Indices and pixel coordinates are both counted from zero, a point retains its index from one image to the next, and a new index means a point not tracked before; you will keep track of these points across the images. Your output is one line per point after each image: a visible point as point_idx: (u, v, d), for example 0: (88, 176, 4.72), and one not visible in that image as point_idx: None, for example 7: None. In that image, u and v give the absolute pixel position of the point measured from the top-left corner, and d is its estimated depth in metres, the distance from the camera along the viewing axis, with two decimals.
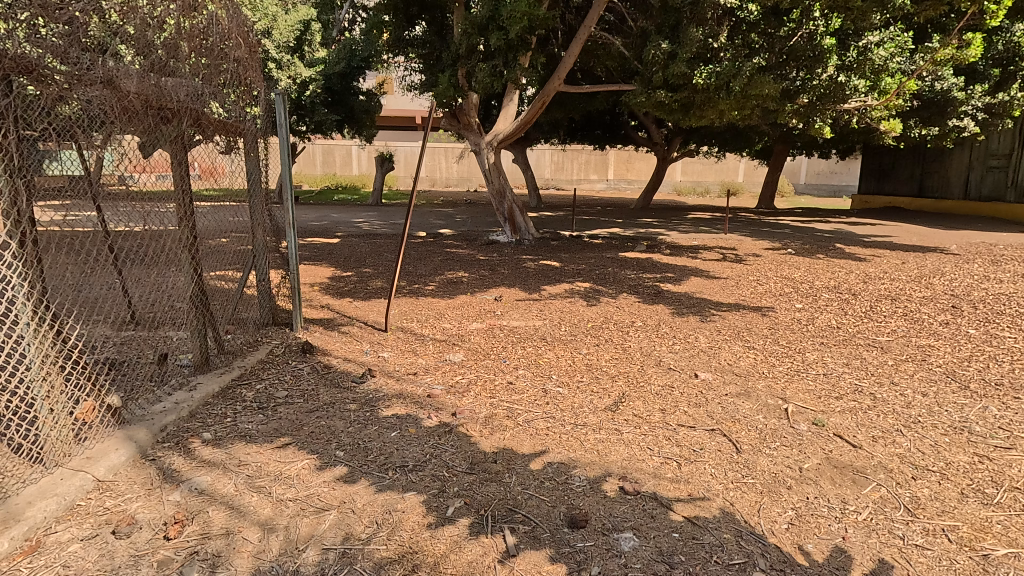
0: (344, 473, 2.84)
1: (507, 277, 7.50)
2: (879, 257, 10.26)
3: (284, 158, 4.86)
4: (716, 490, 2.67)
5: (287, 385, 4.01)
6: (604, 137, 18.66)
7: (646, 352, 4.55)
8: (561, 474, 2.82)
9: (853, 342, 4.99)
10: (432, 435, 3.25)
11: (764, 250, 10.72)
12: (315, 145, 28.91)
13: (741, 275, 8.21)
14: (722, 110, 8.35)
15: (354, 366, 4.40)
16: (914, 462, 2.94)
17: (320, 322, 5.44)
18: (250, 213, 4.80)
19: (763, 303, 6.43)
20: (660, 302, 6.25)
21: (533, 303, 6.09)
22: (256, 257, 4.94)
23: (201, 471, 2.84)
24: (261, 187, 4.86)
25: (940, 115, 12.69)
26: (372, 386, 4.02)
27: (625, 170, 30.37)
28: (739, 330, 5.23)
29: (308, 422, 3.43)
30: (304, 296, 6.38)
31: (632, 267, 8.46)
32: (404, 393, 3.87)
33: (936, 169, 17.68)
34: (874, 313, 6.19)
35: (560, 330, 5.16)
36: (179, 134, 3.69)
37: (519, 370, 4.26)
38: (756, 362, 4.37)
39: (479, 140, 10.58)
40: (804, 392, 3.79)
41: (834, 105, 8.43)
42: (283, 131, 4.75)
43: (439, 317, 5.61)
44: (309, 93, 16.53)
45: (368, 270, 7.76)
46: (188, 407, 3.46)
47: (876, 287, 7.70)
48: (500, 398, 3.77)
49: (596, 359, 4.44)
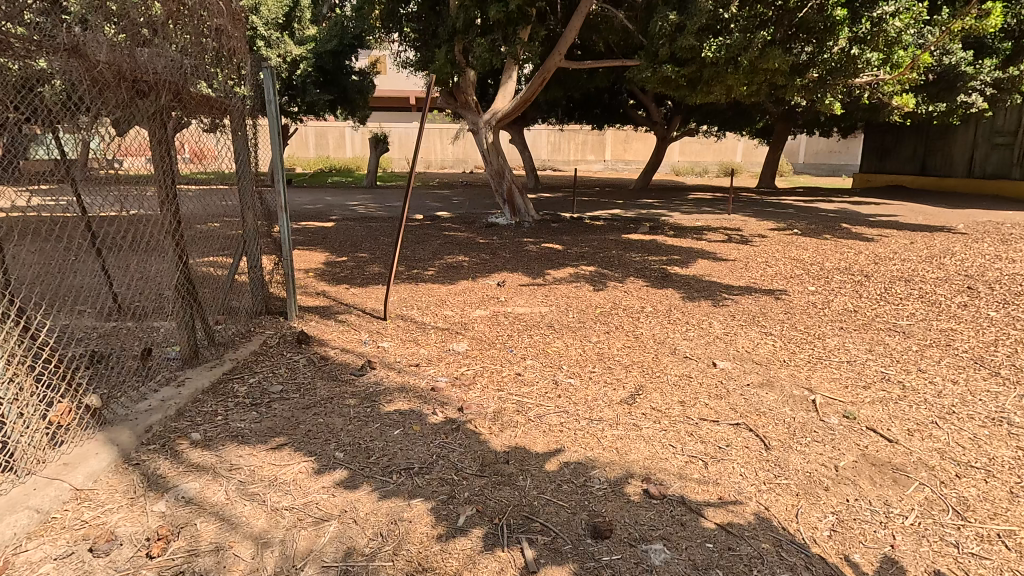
0: (344, 477, 2.63)
1: (509, 261, 7.26)
2: (886, 237, 10.07)
3: (273, 138, 4.54)
4: (748, 493, 2.48)
5: (282, 379, 3.80)
6: (603, 117, 18.34)
7: (659, 339, 4.33)
8: (579, 475, 2.62)
9: (873, 326, 4.78)
10: (438, 433, 3.04)
11: (769, 230, 10.50)
12: (308, 127, 28.40)
13: (748, 257, 8.00)
14: (729, 85, 8.01)
15: (353, 357, 4.18)
16: (955, 458, 2.75)
17: (316, 310, 5.21)
18: (240, 196, 4.53)
19: (775, 286, 6.24)
20: (670, 286, 6.01)
21: (537, 288, 5.85)
22: (248, 245, 4.70)
23: (189, 476, 2.62)
24: (250, 169, 4.58)
25: (949, 90, 12.49)
26: (372, 379, 3.80)
27: (622, 150, 29.93)
28: (754, 315, 5.01)
29: (305, 420, 3.20)
30: (299, 283, 6.12)
31: (636, 249, 8.21)
32: (407, 386, 3.66)
33: (940, 148, 17.42)
34: (889, 296, 5.99)
35: (568, 317, 4.93)
36: (158, 110, 3.35)
37: (528, 361, 4.04)
38: (776, 349, 4.16)
39: (477, 118, 10.25)
40: (829, 381, 3.60)
41: (845, 80, 8.16)
42: (272, 109, 4.45)
43: (440, 304, 5.38)
44: (301, 72, 16.16)
45: (364, 254, 7.49)
46: (175, 405, 3.24)
47: (888, 268, 7.49)
48: (509, 391, 3.55)
49: (608, 347, 4.22)
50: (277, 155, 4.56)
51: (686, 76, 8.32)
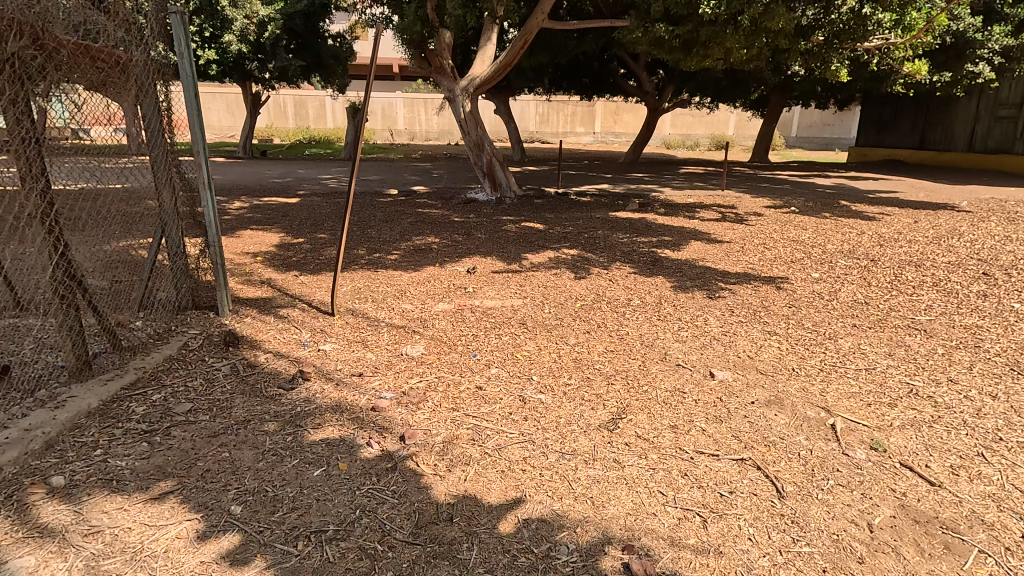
0: (234, 547, 2.01)
1: (482, 242, 6.60)
2: (888, 215, 9.52)
3: (189, 100, 3.78)
4: (761, 569, 1.89)
5: (193, 395, 3.15)
6: (591, 87, 17.45)
7: (648, 341, 3.71)
8: (541, 541, 2.02)
9: (890, 324, 4.19)
10: (367, 474, 2.42)
11: (765, 207, 9.89)
12: (285, 95, 27.07)
13: (744, 237, 7.40)
14: (728, 48, 7.27)
15: (286, 364, 3.54)
16: (1015, 509, 2.18)
17: (255, 303, 4.54)
18: (153, 170, 3.82)
19: (775, 273, 5.64)
20: (659, 273, 5.38)
21: (511, 277, 5.19)
22: (166, 227, 4.01)
23: (27, 547, 2.00)
24: (163, 138, 3.87)
25: (958, 58, 11.79)
26: (303, 395, 3.16)
27: (612, 122, 28.96)
28: (755, 310, 4.40)
29: (204, 457, 2.56)
30: (242, 270, 5.40)
31: (623, 229, 7.56)
32: (342, 405, 3.03)
33: (940, 121, 16.82)
34: (901, 284, 5.42)
35: (543, 313, 4.29)
36: (6, 59, 2.60)
37: (492, 370, 3.40)
38: (782, 354, 3.56)
39: (453, 85, 9.42)
40: (849, 397, 3.03)
41: (852, 43, 7.65)
42: (185, 65, 3.71)
43: (399, 296, 4.71)
44: (269, 35, 15.29)
45: (323, 235, 6.77)
46: (43, 436, 2.60)
47: (894, 251, 6.95)
48: (467, 410, 2.94)
49: (587, 352, 3.58)
50: (193, 121, 3.82)
51: (681, 38, 7.54)
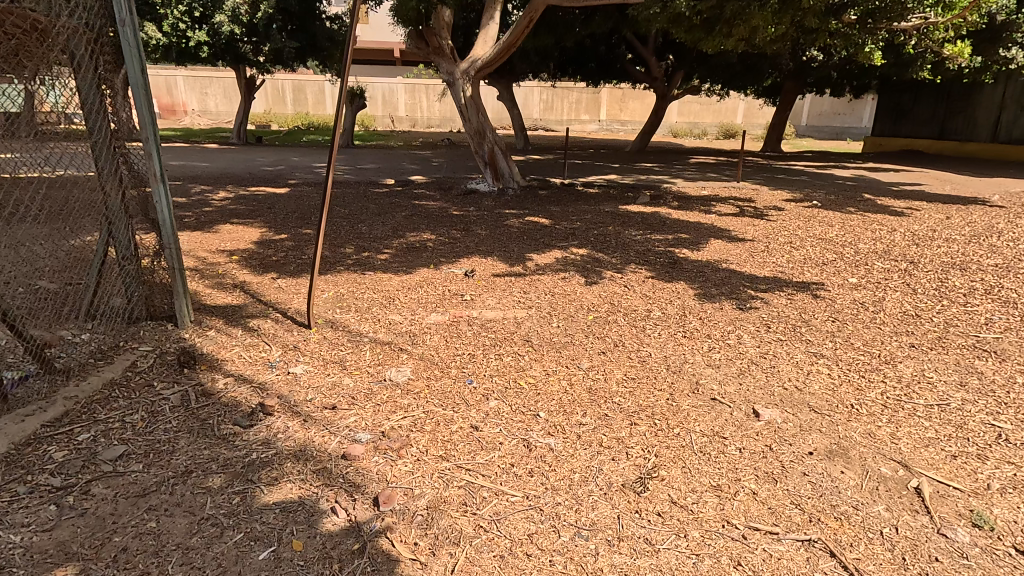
0: None
1: (482, 240, 6.00)
2: (918, 210, 8.90)
3: (133, 76, 3.20)
4: None
5: (129, 435, 2.60)
6: (599, 72, 16.71)
7: (676, 368, 3.13)
8: None
9: (954, 343, 3.61)
10: (328, 560, 1.88)
11: (784, 201, 9.27)
12: (283, 80, 26.40)
13: (767, 235, 6.81)
14: (754, 27, 6.62)
15: (248, 392, 2.99)
16: None
17: (223, 312, 3.98)
18: (97, 159, 3.30)
19: (808, 277, 5.05)
20: (681, 278, 4.80)
21: (514, 282, 4.62)
22: (113, 227, 3.47)
23: None
24: (106, 120, 3.30)
25: (992, 41, 11.02)
26: (262, 435, 2.61)
27: (618, 110, 28.14)
28: (794, 325, 3.82)
29: (123, 529, 2.02)
30: (213, 271, 4.84)
31: (636, 224, 6.98)
32: (308, 451, 2.48)
33: (961, 109, 16.06)
34: (949, 292, 4.83)
35: (550, 327, 3.71)
36: None
37: (491, 404, 2.84)
38: (837, 385, 2.99)
39: (453, 67, 8.75)
40: (928, 447, 2.46)
41: (889, 22, 7.03)
42: (128, 34, 3.15)
43: (386, 305, 4.13)
44: (262, 15, 14.59)
45: (308, 231, 6.19)
46: None
47: (932, 251, 6.33)
48: (459, 462, 2.39)
49: (604, 381, 3.01)
50: (140, 101, 3.25)
51: (703, 16, 6.87)
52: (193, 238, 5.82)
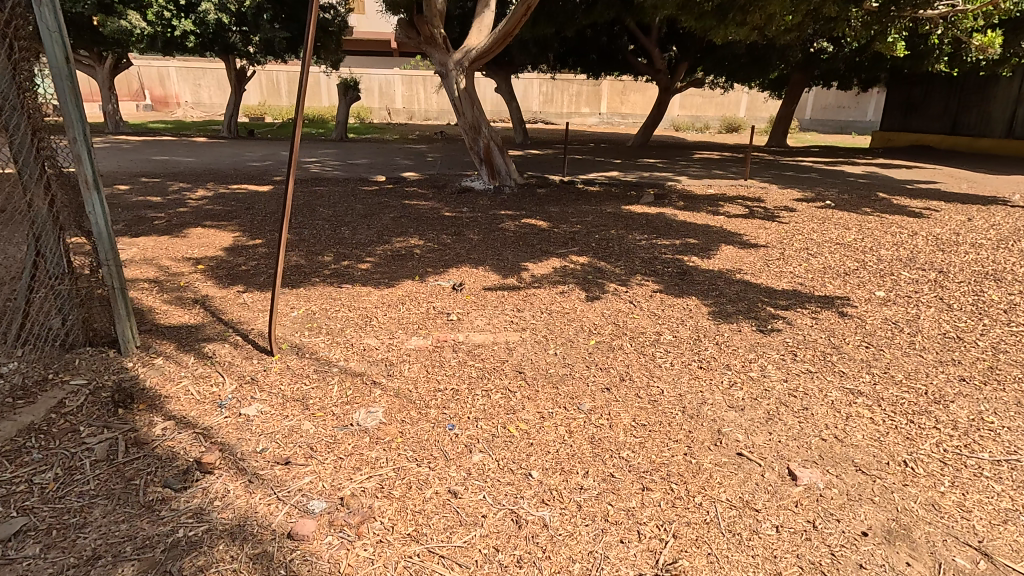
0: None
1: (474, 246, 5.54)
2: (937, 211, 8.42)
3: (55, 65, 2.72)
4: None
5: (34, 502, 2.14)
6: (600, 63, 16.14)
7: (694, 411, 2.67)
8: None
9: (1008, 375, 3.15)
10: None
11: (796, 201, 8.80)
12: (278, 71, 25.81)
13: (780, 239, 6.35)
14: (770, 16, 6.13)
15: (187, 442, 2.52)
16: None
17: (177, 335, 3.51)
18: (20, 163, 2.85)
19: (831, 290, 4.60)
20: (692, 292, 4.34)
21: (507, 296, 4.16)
22: (41, 240, 3.01)
23: None
24: (27, 117, 2.84)
25: (1016, 32, 10.46)
26: (195, 502, 2.15)
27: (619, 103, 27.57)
28: (824, 352, 3.36)
29: None
30: (176, 283, 4.37)
31: (640, 227, 6.52)
32: (247, 527, 2.03)
33: (976, 103, 15.52)
34: (988, 308, 4.36)
35: (547, 355, 3.25)
36: None
37: (475, 458, 2.38)
38: (884, 434, 2.53)
39: (446, 58, 8.21)
40: (1007, 524, 2.01)
41: (915, 10, 6.52)
42: (46, 15, 2.65)
43: (362, 326, 3.67)
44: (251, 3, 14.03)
45: (286, 235, 5.71)
46: None
47: (959, 258, 5.88)
48: (432, 545, 1.93)
49: (610, 429, 2.55)
50: (65, 95, 2.77)
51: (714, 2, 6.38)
52: (160, 244, 5.34)
